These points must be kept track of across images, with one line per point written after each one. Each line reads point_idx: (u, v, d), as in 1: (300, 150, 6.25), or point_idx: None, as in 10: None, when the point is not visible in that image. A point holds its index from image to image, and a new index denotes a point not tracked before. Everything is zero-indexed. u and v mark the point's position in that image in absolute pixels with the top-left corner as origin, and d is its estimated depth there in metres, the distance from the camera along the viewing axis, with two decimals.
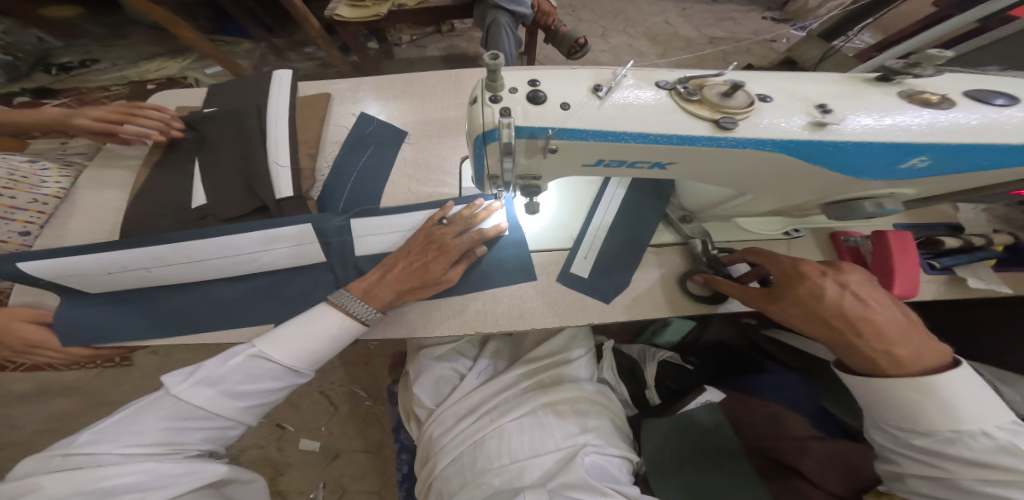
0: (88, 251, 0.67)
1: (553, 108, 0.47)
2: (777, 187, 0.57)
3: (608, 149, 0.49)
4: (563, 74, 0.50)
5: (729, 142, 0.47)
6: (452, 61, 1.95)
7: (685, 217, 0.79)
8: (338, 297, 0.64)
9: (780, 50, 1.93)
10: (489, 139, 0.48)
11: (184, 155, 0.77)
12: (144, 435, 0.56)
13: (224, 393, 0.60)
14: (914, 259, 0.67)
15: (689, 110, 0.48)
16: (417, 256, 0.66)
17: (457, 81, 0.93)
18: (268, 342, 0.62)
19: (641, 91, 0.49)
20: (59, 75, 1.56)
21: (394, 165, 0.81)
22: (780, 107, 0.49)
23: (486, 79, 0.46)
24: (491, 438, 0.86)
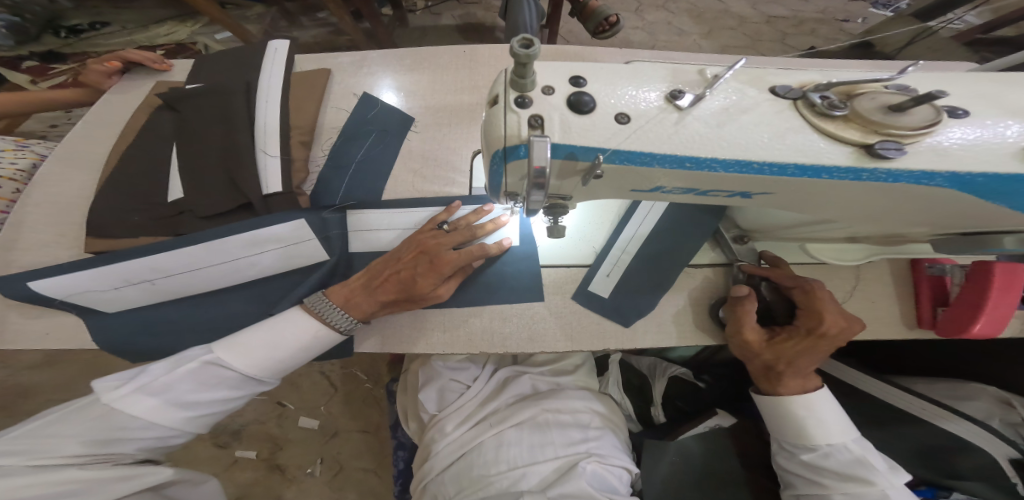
0: (79, 267, 0.62)
1: (605, 118, 0.37)
2: (887, 219, 0.46)
3: (677, 176, 0.39)
4: (614, 72, 0.40)
5: (878, 175, 0.36)
6: (469, 32, 1.81)
7: (740, 237, 0.69)
8: (315, 304, 0.59)
9: (850, 32, 1.70)
10: (513, 155, 0.37)
11: (167, 141, 0.71)
12: (68, 444, 0.51)
13: (169, 403, 0.55)
14: (1011, 290, 0.60)
15: (827, 129, 0.36)
16: (407, 266, 0.58)
17: (472, 59, 0.83)
18: (227, 349, 0.57)
19: (753, 98, 0.38)
20: (69, 39, 1.54)
21: (398, 156, 0.73)
22: (974, 125, 0.36)
23: (513, 73, 0.36)
24: (490, 444, 0.81)
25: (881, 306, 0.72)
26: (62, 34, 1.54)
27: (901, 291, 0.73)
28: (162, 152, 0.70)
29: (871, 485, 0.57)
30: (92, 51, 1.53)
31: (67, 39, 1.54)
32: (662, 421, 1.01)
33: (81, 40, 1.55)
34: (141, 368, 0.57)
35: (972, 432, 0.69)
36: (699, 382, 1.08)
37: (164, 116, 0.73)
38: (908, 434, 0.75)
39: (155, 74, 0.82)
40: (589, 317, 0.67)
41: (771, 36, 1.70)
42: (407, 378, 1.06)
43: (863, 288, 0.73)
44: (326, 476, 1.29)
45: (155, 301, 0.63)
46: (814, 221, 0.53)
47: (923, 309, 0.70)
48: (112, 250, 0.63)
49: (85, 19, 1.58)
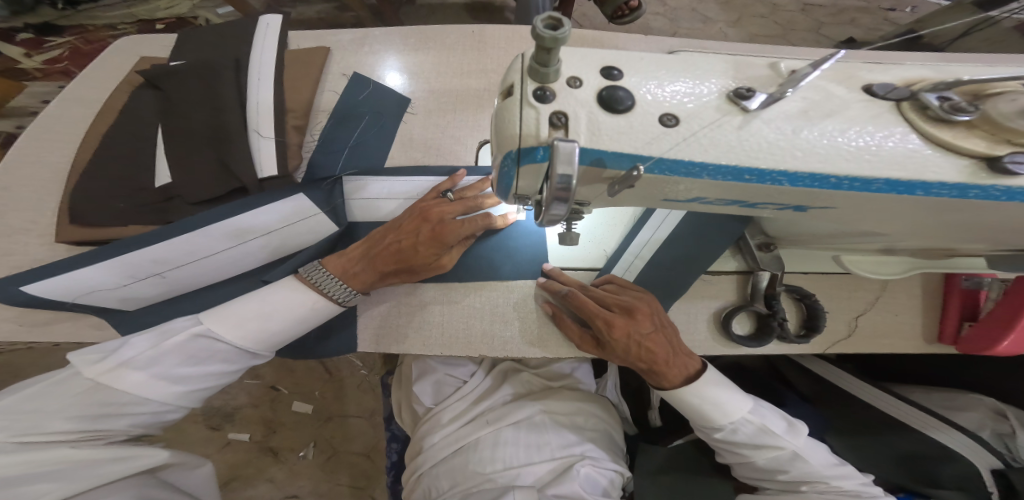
0: (83, 264, 0.58)
1: (646, 118, 0.31)
2: (951, 236, 0.40)
3: (729, 188, 0.33)
4: (653, 63, 0.34)
5: (994, 192, 0.30)
6: (477, 11, 1.74)
7: (765, 245, 0.61)
8: (311, 274, 0.55)
9: (895, 22, 1.57)
10: (529, 158, 0.31)
11: (154, 123, 0.67)
12: (53, 421, 0.47)
13: (158, 378, 0.50)
14: None
15: (940, 139, 0.30)
16: (407, 234, 0.53)
17: (480, 39, 0.76)
18: (217, 319, 0.53)
19: (842, 98, 0.32)
20: (65, 10, 1.51)
21: (395, 141, 0.68)
22: None
23: (533, 61, 0.30)
24: (486, 443, 0.77)
25: (912, 323, 0.66)
26: (60, 5, 1.51)
27: (930, 302, 0.66)
28: (149, 134, 0.67)
29: (781, 449, 0.57)
30: (89, 24, 1.50)
31: (63, 11, 1.51)
32: (659, 425, 0.98)
33: (79, 13, 1.52)
34: (123, 341, 0.52)
35: (958, 442, 0.66)
36: None
37: (154, 97, 0.69)
38: (897, 442, 0.70)
39: (142, 50, 0.78)
40: None
41: (806, 25, 1.59)
42: (401, 374, 1.03)
43: (897, 305, 0.66)
44: (320, 458, 1.29)
45: (166, 295, 0.60)
46: (860, 235, 0.47)
47: (947, 324, 0.64)
48: (104, 246, 0.59)
49: None
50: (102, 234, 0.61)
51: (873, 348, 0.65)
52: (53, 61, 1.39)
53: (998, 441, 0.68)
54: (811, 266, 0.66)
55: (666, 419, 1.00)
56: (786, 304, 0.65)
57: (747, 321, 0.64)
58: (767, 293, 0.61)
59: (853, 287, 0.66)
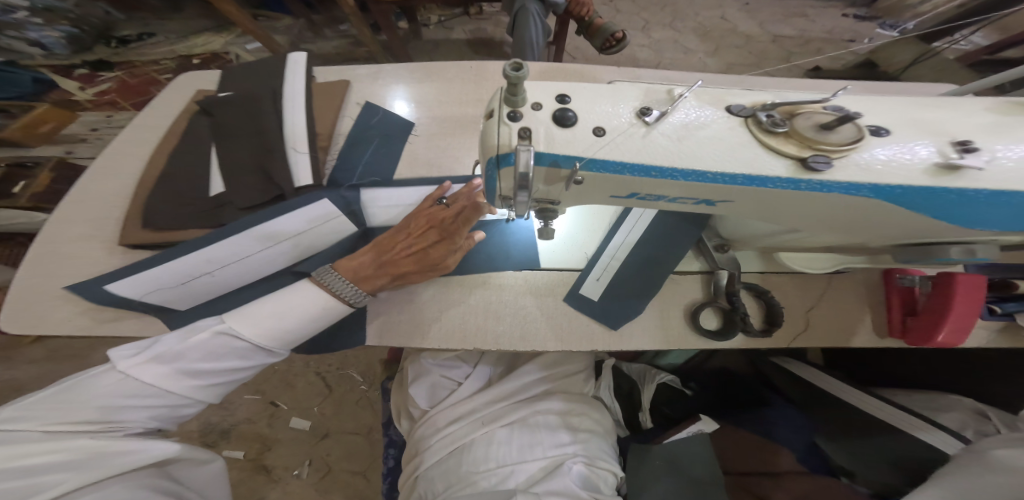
0: (147, 267, 0.67)
1: (586, 129, 0.40)
2: (857, 231, 0.47)
3: (647, 184, 0.42)
4: (603, 90, 0.43)
5: (811, 185, 0.39)
6: (477, 45, 1.91)
7: (720, 246, 0.70)
8: (324, 276, 0.63)
9: (858, 51, 1.73)
10: (504, 162, 0.41)
11: (197, 144, 0.78)
12: (78, 410, 0.55)
13: (180, 371, 0.58)
14: (977, 306, 0.59)
15: (769, 144, 0.39)
16: (417, 241, 0.63)
17: (478, 74, 0.89)
18: (236, 318, 0.61)
19: (708, 117, 0.41)
20: (117, 47, 1.76)
21: (401, 160, 0.78)
22: (895, 143, 0.39)
23: (506, 91, 0.40)
24: (480, 443, 0.85)
25: (862, 315, 0.71)
26: (114, 44, 1.75)
27: (870, 297, 0.72)
28: (186, 152, 0.77)
29: None
30: (137, 59, 1.70)
31: (115, 47, 1.76)
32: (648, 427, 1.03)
33: (128, 49, 1.77)
34: (155, 338, 0.60)
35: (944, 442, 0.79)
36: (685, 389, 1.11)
37: (200, 121, 0.81)
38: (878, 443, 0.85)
39: (188, 83, 0.90)
40: (577, 319, 0.70)
41: (779, 54, 1.74)
42: (402, 374, 1.10)
43: (836, 298, 0.72)
44: (314, 475, 1.35)
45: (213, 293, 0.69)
46: (783, 231, 0.55)
47: (893, 318, 0.69)
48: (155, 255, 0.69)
49: (133, 32, 1.82)
50: (160, 238, 0.70)
51: (830, 340, 0.70)
52: (103, 92, 1.59)
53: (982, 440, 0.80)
54: (766, 266, 0.73)
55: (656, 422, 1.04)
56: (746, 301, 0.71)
57: (713, 316, 0.70)
58: (728, 291, 0.68)
59: (805, 285, 0.73)
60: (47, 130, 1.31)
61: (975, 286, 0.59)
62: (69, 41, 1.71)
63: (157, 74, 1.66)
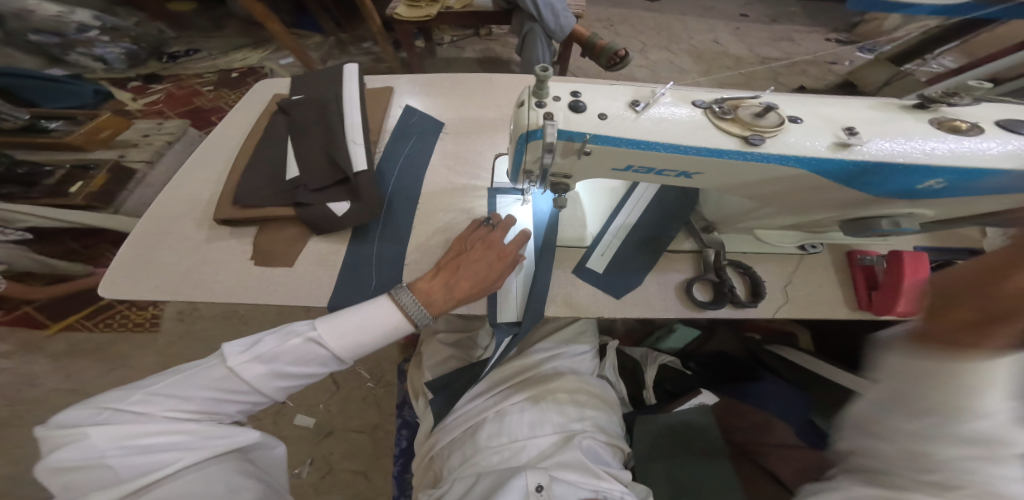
0: (212, 239, 0.77)
1: (593, 113, 0.52)
2: (807, 202, 0.59)
3: (637, 156, 0.52)
4: (604, 88, 0.54)
5: (755, 157, 0.50)
6: (486, 63, 2.07)
7: (707, 228, 0.82)
8: (400, 297, 0.68)
9: (839, 72, 1.89)
10: (531, 137, 0.53)
11: (255, 133, 0.89)
12: (191, 401, 0.64)
13: (274, 372, 0.67)
14: (924, 279, 0.72)
15: (718, 126, 0.51)
16: (478, 261, 0.71)
17: (499, 83, 1.02)
18: (326, 329, 0.68)
19: (679, 108, 0.52)
20: (167, 63, 1.97)
21: (435, 154, 0.90)
22: (809, 128, 0.51)
23: (534, 86, 0.52)
24: (492, 419, 0.91)
25: (832, 292, 0.81)
26: (165, 60, 1.97)
27: (839, 276, 0.83)
28: (247, 140, 0.88)
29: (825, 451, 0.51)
30: (183, 73, 1.92)
31: (166, 63, 1.97)
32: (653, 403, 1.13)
33: (178, 64, 1.97)
34: (258, 338, 0.69)
35: None
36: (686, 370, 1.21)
37: (268, 115, 0.91)
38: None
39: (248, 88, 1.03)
40: (588, 289, 0.79)
41: (766, 73, 1.89)
42: (418, 356, 1.19)
43: (809, 273, 0.83)
44: (315, 475, 1.43)
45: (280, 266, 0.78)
46: (752, 208, 0.65)
47: (859, 293, 0.79)
48: (219, 230, 0.78)
49: (182, 49, 2.03)
50: (249, 214, 0.76)
51: (804, 313, 0.79)
52: (153, 103, 1.80)
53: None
54: (748, 247, 0.83)
55: (659, 399, 1.14)
56: (733, 277, 0.81)
57: (704, 289, 0.79)
58: (716, 265, 0.78)
59: (780, 265, 0.83)
60: (105, 136, 1.44)
61: (920, 262, 0.71)
62: (127, 57, 1.91)
63: (199, 87, 1.87)
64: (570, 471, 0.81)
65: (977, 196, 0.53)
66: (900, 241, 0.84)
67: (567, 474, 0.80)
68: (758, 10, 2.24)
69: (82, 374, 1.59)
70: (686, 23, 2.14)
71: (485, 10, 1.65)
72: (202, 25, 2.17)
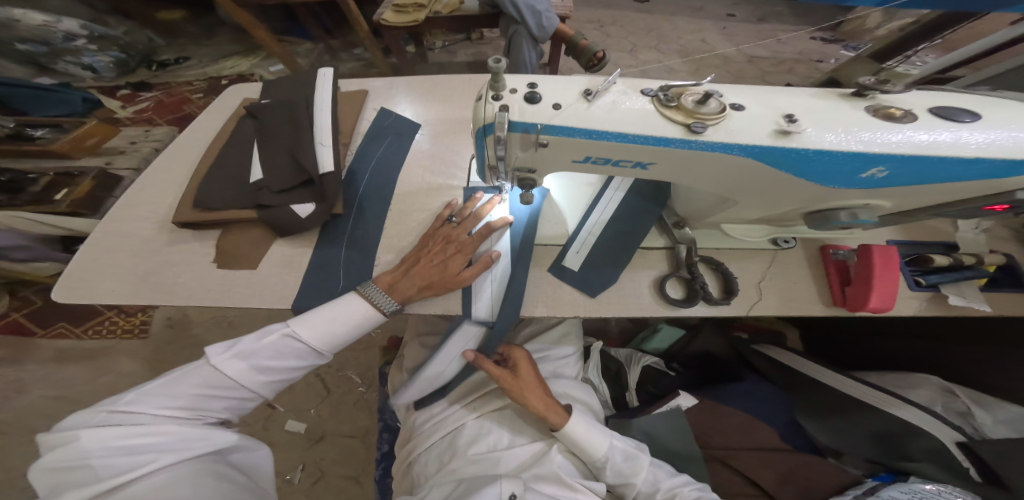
0: (179, 242, 0.77)
1: (547, 104, 0.51)
2: (773, 194, 0.57)
3: (590, 146, 0.52)
4: (562, 79, 0.54)
5: (699, 145, 0.49)
6: (477, 66, 2.08)
7: (678, 223, 0.81)
8: (366, 288, 0.70)
9: (827, 69, 1.89)
10: (487, 131, 0.53)
11: (226, 137, 0.88)
12: (180, 397, 0.63)
13: (253, 367, 0.67)
14: (896, 273, 0.70)
15: (662, 113, 0.50)
16: (438, 255, 0.72)
17: (474, 84, 1.02)
18: (300, 322, 0.69)
19: (630, 96, 0.51)
20: (157, 71, 1.99)
21: (408, 154, 0.90)
22: (749, 116, 0.50)
23: (491, 79, 0.51)
24: (471, 427, 0.88)
25: (810, 288, 0.79)
26: (154, 68, 1.99)
27: (815, 273, 0.81)
28: (218, 143, 0.88)
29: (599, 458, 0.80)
30: (173, 81, 1.94)
31: (156, 71, 1.99)
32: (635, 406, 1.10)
33: (167, 72, 1.99)
34: (238, 337, 0.70)
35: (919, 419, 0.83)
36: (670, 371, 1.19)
37: (238, 119, 0.91)
38: (863, 422, 0.88)
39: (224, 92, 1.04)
40: (560, 288, 0.78)
41: (754, 72, 1.90)
42: (401, 359, 1.18)
43: (786, 267, 0.81)
44: (306, 480, 1.41)
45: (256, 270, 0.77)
46: (715, 201, 0.64)
47: (834, 290, 0.77)
48: (188, 233, 0.78)
49: (172, 57, 2.04)
50: (209, 217, 0.76)
51: (781, 310, 0.77)
52: (141, 111, 1.82)
53: (958, 417, 0.87)
54: (722, 243, 0.82)
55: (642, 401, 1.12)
56: (706, 273, 0.79)
57: (678, 287, 0.78)
58: (687, 262, 0.77)
59: (756, 261, 0.82)
60: (92, 143, 1.45)
61: (891, 255, 0.70)
62: (117, 65, 1.94)
63: (189, 94, 1.89)
64: (546, 484, 0.79)
65: (929, 185, 0.52)
66: (878, 236, 0.82)
67: (545, 486, 0.78)
68: (746, 9, 2.24)
69: (68, 382, 1.58)
70: (675, 24, 2.15)
71: (471, 13, 1.66)
72: (195, 34, 2.19)
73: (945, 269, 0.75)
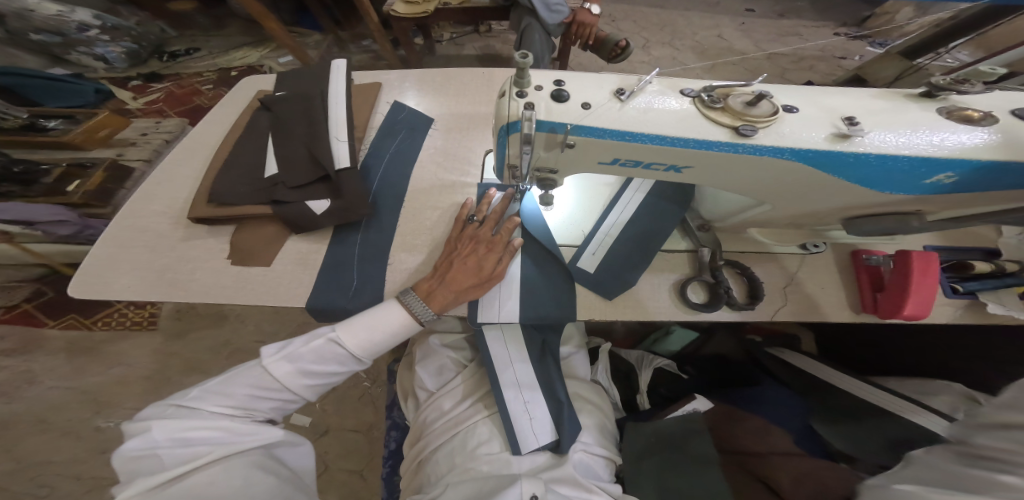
0: (191, 238, 0.76)
1: (576, 104, 0.49)
2: (809, 199, 0.55)
3: (622, 148, 0.50)
4: (589, 77, 0.52)
5: (747, 149, 0.47)
6: (486, 60, 2.05)
7: (703, 226, 0.79)
8: (405, 298, 0.68)
9: (848, 67, 1.84)
10: (511, 129, 0.50)
11: (238, 130, 0.87)
12: (234, 397, 0.65)
13: (299, 370, 0.68)
14: (933, 282, 0.67)
15: (708, 116, 0.48)
16: (470, 255, 0.71)
17: (489, 78, 1.00)
18: (343, 329, 0.68)
19: (669, 98, 0.49)
20: (168, 62, 1.99)
21: (422, 149, 0.88)
22: (805, 118, 0.48)
23: (515, 75, 0.50)
24: (481, 425, 0.87)
25: (838, 294, 0.77)
26: (166, 58, 1.98)
27: (844, 277, 0.79)
28: (230, 137, 0.87)
29: None
30: (184, 72, 1.94)
31: (167, 62, 1.99)
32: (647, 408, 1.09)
33: (178, 63, 1.98)
34: (289, 339, 0.71)
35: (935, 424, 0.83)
36: (683, 373, 1.18)
37: (250, 111, 0.90)
38: (878, 426, 0.87)
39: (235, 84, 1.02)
40: (576, 288, 0.76)
41: (772, 69, 1.86)
42: (410, 356, 1.17)
43: (812, 272, 0.79)
44: None
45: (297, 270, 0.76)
46: (749, 204, 0.62)
47: (865, 294, 0.75)
48: (199, 229, 0.77)
49: (182, 48, 2.03)
50: (221, 213, 0.74)
51: (803, 315, 0.76)
52: (152, 102, 1.81)
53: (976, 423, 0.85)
54: (746, 246, 0.80)
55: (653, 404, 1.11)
56: (731, 277, 0.77)
57: (701, 291, 0.76)
58: (711, 265, 0.75)
59: (780, 264, 0.80)
60: (105, 134, 1.46)
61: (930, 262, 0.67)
62: (128, 56, 1.94)
63: (199, 86, 1.88)
64: (563, 485, 0.80)
65: (987, 192, 0.50)
66: (908, 240, 0.80)
67: (562, 489, 0.78)
68: (765, 4, 2.19)
69: (79, 373, 1.60)
70: (689, 19, 2.10)
71: (483, 6, 1.63)
72: (203, 24, 2.17)
73: (983, 276, 0.73)
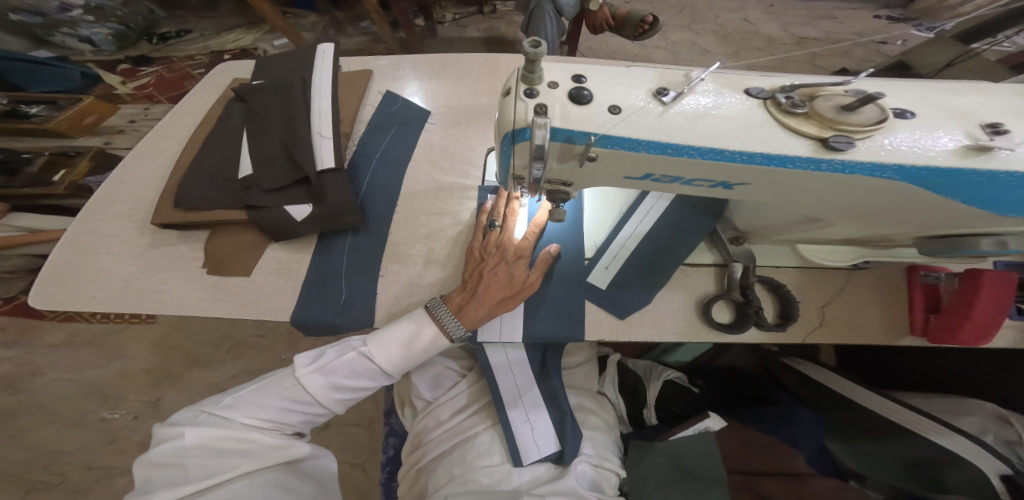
0: (160, 244, 0.69)
1: (601, 108, 0.40)
2: (876, 217, 0.46)
3: (657, 162, 0.41)
4: (615, 72, 0.43)
5: (835, 166, 0.38)
6: (492, 43, 1.93)
7: (736, 239, 0.69)
8: (436, 308, 0.60)
9: (889, 53, 1.70)
10: (520, 137, 0.42)
11: (212, 124, 0.79)
12: (268, 410, 0.59)
13: (332, 385, 0.61)
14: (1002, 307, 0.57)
15: (788, 125, 0.39)
16: (500, 265, 0.63)
17: (493, 65, 0.90)
18: (375, 343, 0.61)
19: (726, 101, 0.40)
20: (157, 44, 1.90)
21: (417, 145, 0.80)
22: (923, 126, 0.39)
23: (524, 69, 0.40)
24: (483, 436, 0.80)
25: (882, 316, 0.68)
26: (154, 41, 1.90)
27: (891, 297, 0.69)
28: (204, 131, 0.79)
29: None
30: (174, 55, 1.85)
31: (156, 44, 1.90)
32: (653, 424, 1.01)
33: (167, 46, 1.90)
34: (324, 348, 0.64)
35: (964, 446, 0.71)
36: (694, 387, 1.10)
37: (223, 103, 0.81)
38: (894, 445, 0.78)
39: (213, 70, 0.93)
40: (585, 304, 0.68)
41: (803, 56, 1.72)
42: None
43: (857, 290, 0.70)
44: None
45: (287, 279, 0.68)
46: (803, 220, 0.53)
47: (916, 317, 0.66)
48: (171, 233, 0.70)
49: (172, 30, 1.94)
50: (188, 219, 0.67)
51: (843, 336, 0.67)
52: (142, 87, 1.73)
53: (1004, 446, 0.75)
54: (780, 261, 0.71)
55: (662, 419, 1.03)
56: (762, 294, 0.68)
57: (726, 310, 0.68)
58: (741, 282, 0.66)
59: (817, 280, 0.70)
60: (90, 121, 1.42)
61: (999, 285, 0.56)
62: (115, 38, 1.86)
63: (190, 70, 1.80)
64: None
65: None
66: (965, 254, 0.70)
67: None
68: None
69: (77, 365, 1.57)
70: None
71: None
72: (194, 4, 2.06)
73: None
